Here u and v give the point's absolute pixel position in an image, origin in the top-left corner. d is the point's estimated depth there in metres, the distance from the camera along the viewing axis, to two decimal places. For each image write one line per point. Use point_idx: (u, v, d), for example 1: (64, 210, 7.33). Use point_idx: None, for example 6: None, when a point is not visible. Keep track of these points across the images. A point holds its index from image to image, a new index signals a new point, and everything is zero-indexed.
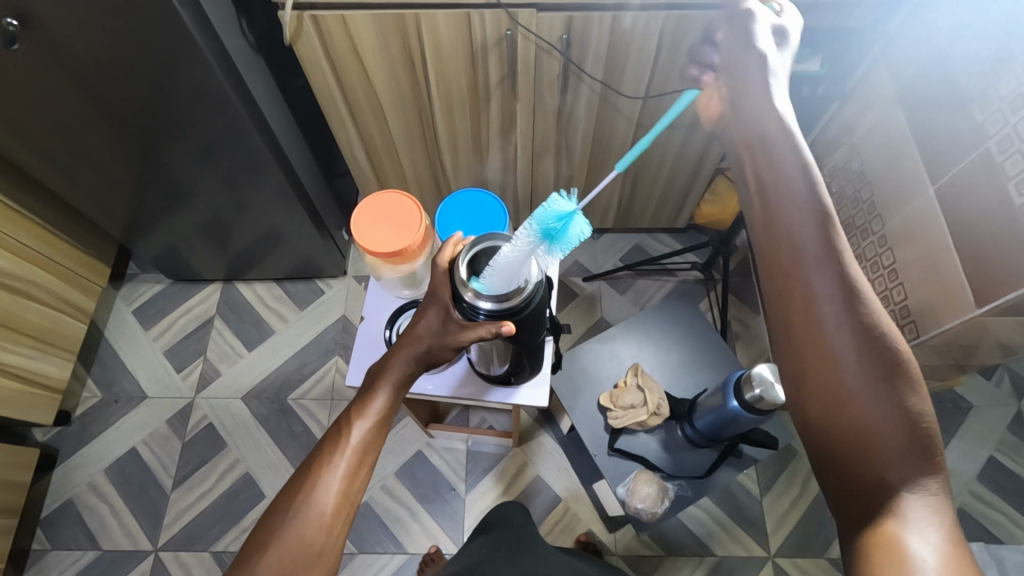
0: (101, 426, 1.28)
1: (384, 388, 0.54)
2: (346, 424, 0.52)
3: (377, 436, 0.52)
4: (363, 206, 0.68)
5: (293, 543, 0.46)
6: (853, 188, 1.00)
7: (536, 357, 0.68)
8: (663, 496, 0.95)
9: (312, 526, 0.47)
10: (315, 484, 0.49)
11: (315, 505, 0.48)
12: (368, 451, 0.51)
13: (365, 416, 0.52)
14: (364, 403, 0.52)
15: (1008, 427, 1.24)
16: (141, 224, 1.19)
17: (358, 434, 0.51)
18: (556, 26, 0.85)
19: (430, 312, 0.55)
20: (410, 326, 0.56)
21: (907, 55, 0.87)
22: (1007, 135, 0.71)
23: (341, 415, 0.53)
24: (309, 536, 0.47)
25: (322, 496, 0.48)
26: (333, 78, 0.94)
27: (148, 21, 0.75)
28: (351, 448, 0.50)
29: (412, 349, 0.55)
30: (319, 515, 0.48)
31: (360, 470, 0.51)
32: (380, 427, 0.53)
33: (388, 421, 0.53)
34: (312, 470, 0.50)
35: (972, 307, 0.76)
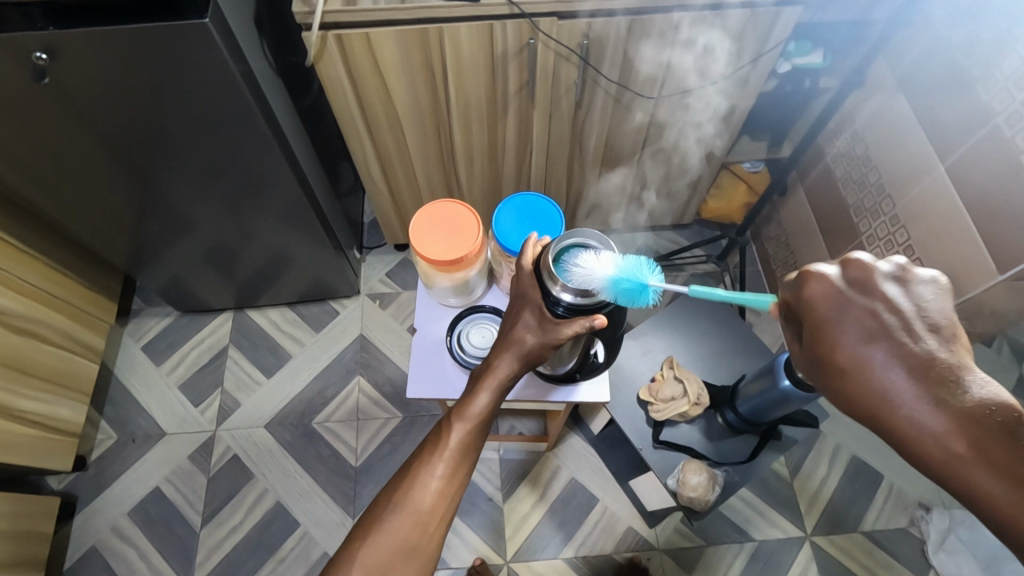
0: (119, 467, 1.24)
1: (483, 391, 0.56)
2: (446, 427, 0.54)
3: (474, 439, 0.54)
4: (419, 215, 0.69)
5: (390, 536, 0.50)
6: (859, 172, 1.05)
7: (609, 351, 0.68)
8: (714, 483, 0.92)
9: (409, 521, 0.50)
10: (415, 480, 0.52)
11: (414, 502, 0.51)
12: (467, 454, 0.54)
13: (466, 418, 0.54)
14: (465, 406, 0.55)
15: (1013, 390, 1.30)
16: (151, 254, 1.16)
17: (457, 436, 0.54)
18: (576, 33, 0.87)
19: (527, 313, 0.56)
20: (509, 329, 0.57)
21: (906, 43, 0.92)
22: (1015, 110, 0.75)
23: (442, 416, 0.55)
24: (405, 530, 0.50)
25: (421, 493, 0.51)
26: (354, 96, 0.95)
27: (179, 48, 0.75)
28: (450, 449, 0.53)
29: (513, 352, 0.56)
30: (417, 510, 0.51)
31: (458, 471, 0.53)
32: (479, 430, 0.55)
33: (487, 425, 0.56)
34: (412, 467, 0.53)
35: (993, 274, 0.80)
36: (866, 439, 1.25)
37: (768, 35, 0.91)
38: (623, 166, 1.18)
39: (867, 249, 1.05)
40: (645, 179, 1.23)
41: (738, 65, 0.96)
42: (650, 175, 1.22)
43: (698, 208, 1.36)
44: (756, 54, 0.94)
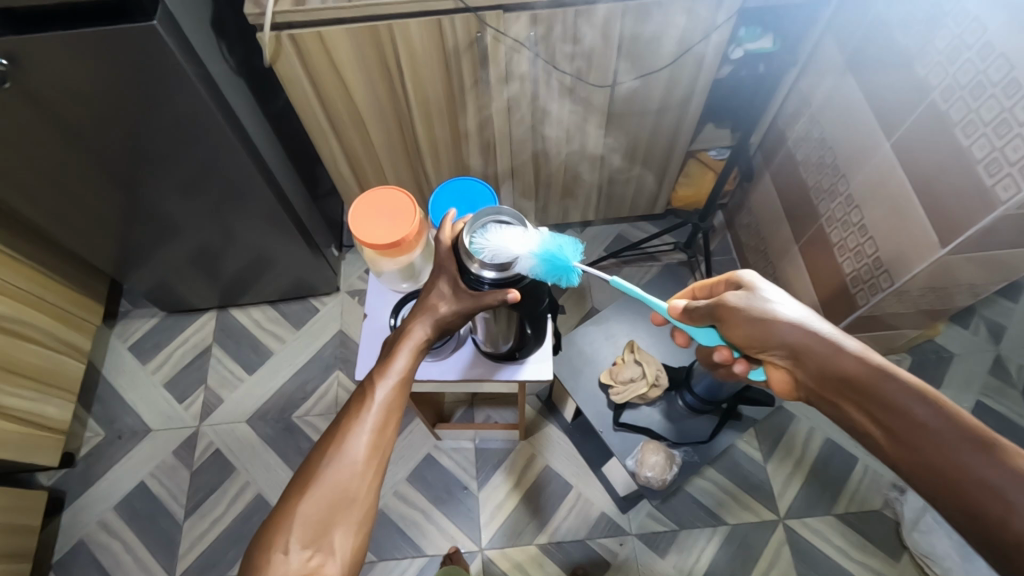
0: (106, 464, 1.28)
1: (404, 349, 0.58)
2: (370, 385, 0.56)
3: (400, 393, 0.56)
4: (358, 205, 0.71)
5: (327, 489, 0.51)
6: (817, 154, 1.06)
7: (542, 330, 0.72)
8: (672, 463, 0.95)
9: (345, 474, 0.51)
10: (346, 438, 0.53)
11: (347, 457, 0.52)
12: (395, 408, 0.56)
13: (388, 376, 0.57)
14: (385, 365, 0.57)
15: (990, 370, 1.30)
16: (130, 257, 1.20)
17: (383, 392, 0.56)
18: (523, 25, 0.90)
19: (442, 281, 0.59)
20: (425, 296, 0.60)
21: (852, 24, 0.93)
22: (948, 84, 0.76)
23: (365, 377, 0.57)
24: (343, 484, 0.51)
25: (353, 448, 0.53)
26: (314, 95, 0.98)
27: (133, 51, 0.78)
28: (377, 405, 0.55)
29: (427, 316, 0.59)
30: (351, 464, 0.52)
31: (387, 425, 0.55)
32: (403, 385, 0.57)
33: (409, 380, 0.58)
34: (341, 425, 0.54)
35: (937, 247, 0.81)
36: (840, 422, 1.26)
37: (714, 20, 0.93)
38: (587, 156, 1.20)
39: (828, 230, 1.06)
40: (611, 169, 1.25)
41: (688, 50, 0.97)
42: (616, 164, 1.24)
43: (668, 197, 1.38)
44: (705, 39, 0.96)
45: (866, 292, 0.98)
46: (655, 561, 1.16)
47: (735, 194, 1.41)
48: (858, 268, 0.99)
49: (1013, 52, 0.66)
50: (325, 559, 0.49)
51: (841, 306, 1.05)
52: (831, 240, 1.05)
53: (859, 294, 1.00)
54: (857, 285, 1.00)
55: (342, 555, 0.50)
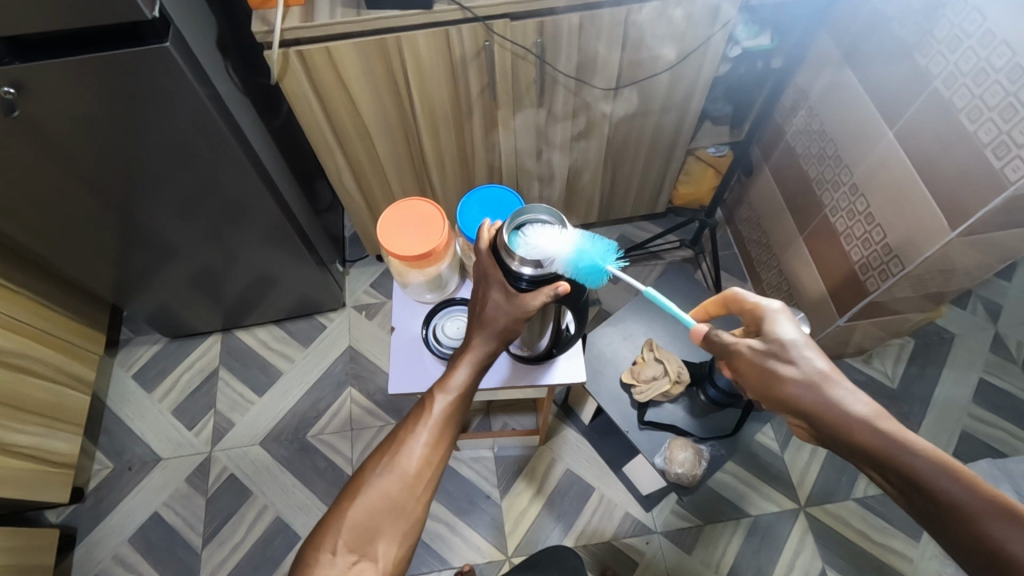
0: (117, 496, 1.25)
1: (466, 364, 0.59)
2: (430, 399, 0.57)
3: (458, 410, 0.57)
4: (385, 218, 0.71)
5: (377, 497, 0.52)
6: (817, 147, 1.09)
7: (579, 322, 0.72)
8: (700, 458, 0.97)
9: (396, 484, 0.52)
10: (401, 448, 0.54)
11: (401, 468, 0.53)
12: (450, 422, 0.56)
13: (447, 389, 0.57)
14: (447, 379, 0.58)
15: (991, 348, 1.33)
16: (135, 284, 1.18)
17: (440, 407, 0.56)
18: (529, 32, 0.90)
19: (493, 290, 0.59)
20: (482, 308, 0.60)
21: (847, 19, 0.96)
22: (950, 72, 0.78)
23: (426, 389, 0.58)
24: (392, 494, 0.52)
25: (406, 459, 0.53)
26: (321, 111, 0.98)
27: (144, 73, 0.77)
28: (434, 418, 0.56)
29: (489, 327, 0.59)
30: (402, 476, 0.53)
31: (441, 440, 0.55)
32: (461, 400, 0.58)
33: (468, 397, 0.58)
34: (398, 434, 0.55)
35: (947, 231, 0.83)
36: None
37: (714, 22, 0.94)
38: (590, 159, 1.21)
39: (833, 220, 1.08)
40: (614, 171, 1.26)
41: (690, 51, 0.99)
42: (619, 165, 1.25)
43: (669, 196, 1.40)
44: (706, 40, 0.97)
45: (877, 278, 1.00)
46: (682, 557, 1.16)
47: (734, 189, 1.43)
48: (867, 256, 1.01)
49: (1015, 38, 0.69)
50: (369, 565, 0.50)
51: (851, 293, 1.07)
52: (837, 230, 1.07)
53: (869, 280, 1.02)
54: (867, 272, 1.02)
55: (384, 563, 0.50)
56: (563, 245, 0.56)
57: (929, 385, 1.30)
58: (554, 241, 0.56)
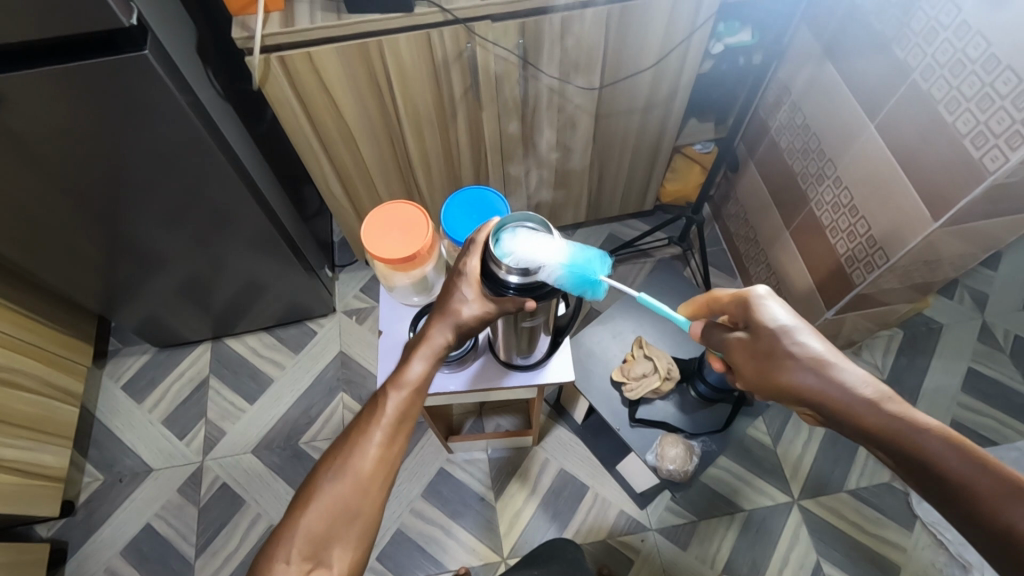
0: (108, 509, 1.23)
1: (420, 357, 0.58)
2: (383, 397, 0.56)
3: (412, 405, 0.57)
4: (369, 221, 0.71)
5: (330, 501, 0.51)
6: (801, 142, 1.09)
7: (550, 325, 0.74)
8: (691, 454, 0.97)
9: (349, 487, 0.52)
10: (354, 449, 0.54)
11: (353, 470, 0.52)
12: (404, 419, 0.56)
13: (401, 385, 0.57)
14: (402, 373, 0.57)
15: (978, 337, 1.34)
16: (122, 295, 1.17)
17: (394, 404, 0.56)
18: (511, 33, 0.90)
19: (466, 285, 0.59)
20: (447, 299, 0.60)
21: (826, 15, 0.97)
22: (928, 65, 0.79)
23: (379, 386, 0.57)
24: (345, 497, 0.52)
25: (360, 461, 0.53)
26: (304, 116, 0.97)
27: (123, 82, 0.76)
28: (387, 417, 0.55)
29: (449, 319, 0.59)
30: (356, 478, 0.52)
31: (395, 439, 0.55)
32: (415, 396, 0.57)
33: (424, 389, 0.58)
34: (352, 436, 0.55)
35: (930, 222, 0.84)
36: None
37: (695, 18, 0.95)
38: (577, 158, 1.21)
39: (818, 214, 1.09)
40: (601, 170, 1.26)
41: (672, 49, 0.99)
42: (606, 164, 1.25)
43: (657, 194, 1.40)
44: (687, 37, 0.98)
45: (862, 270, 1.00)
46: (678, 554, 1.16)
47: (721, 186, 1.44)
48: (852, 249, 1.01)
49: (990, 29, 0.69)
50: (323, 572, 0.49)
51: (838, 286, 1.08)
52: (822, 224, 1.08)
53: (855, 272, 1.02)
54: (852, 265, 1.02)
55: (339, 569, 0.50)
56: (556, 252, 0.56)
57: (919, 375, 1.31)
58: (545, 246, 0.56)
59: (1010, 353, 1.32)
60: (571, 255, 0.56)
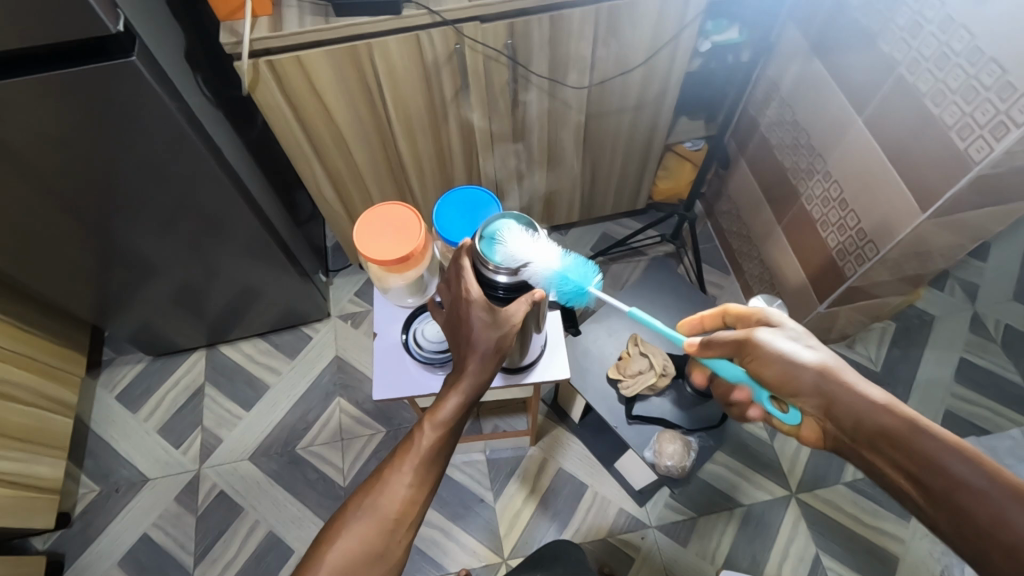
0: (105, 519, 1.23)
1: (457, 397, 0.56)
2: (416, 435, 0.55)
3: (444, 446, 0.55)
4: (363, 222, 0.71)
5: (355, 542, 0.51)
6: (790, 137, 1.10)
7: (538, 323, 0.73)
8: (688, 450, 0.98)
9: (374, 530, 0.52)
10: (383, 490, 0.53)
11: (382, 510, 0.52)
12: (434, 461, 0.55)
13: (435, 425, 0.55)
14: (437, 411, 0.56)
15: (970, 328, 1.35)
16: (115, 304, 1.16)
17: (424, 446, 0.55)
18: (500, 34, 0.91)
19: (477, 308, 0.57)
20: (476, 326, 0.57)
21: (812, 11, 0.98)
22: (913, 58, 0.79)
23: (415, 421, 0.56)
24: (371, 537, 0.52)
25: (387, 504, 0.53)
26: (295, 121, 0.97)
27: (112, 89, 0.76)
28: (417, 457, 0.55)
29: (478, 351, 0.57)
30: (382, 522, 0.52)
31: (425, 483, 0.54)
32: (448, 436, 0.56)
33: (456, 428, 0.56)
34: (384, 474, 0.54)
35: (919, 213, 0.85)
36: None
37: (683, 16, 0.95)
38: (569, 158, 1.22)
39: (809, 209, 1.09)
40: (593, 169, 1.27)
41: (661, 46, 1.00)
42: (597, 163, 1.25)
43: (649, 192, 1.41)
44: (676, 35, 0.98)
45: (854, 263, 1.01)
46: (678, 550, 1.16)
47: (713, 183, 1.45)
48: (843, 242, 1.02)
49: (973, 21, 0.70)
50: None
51: (830, 280, 1.08)
52: (813, 218, 1.09)
53: (847, 266, 1.03)
54: (844, 258, 1.03)
55: None
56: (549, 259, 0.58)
57: (913, 367, 1.32)
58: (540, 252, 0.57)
59: (1001, 343, 1.34)
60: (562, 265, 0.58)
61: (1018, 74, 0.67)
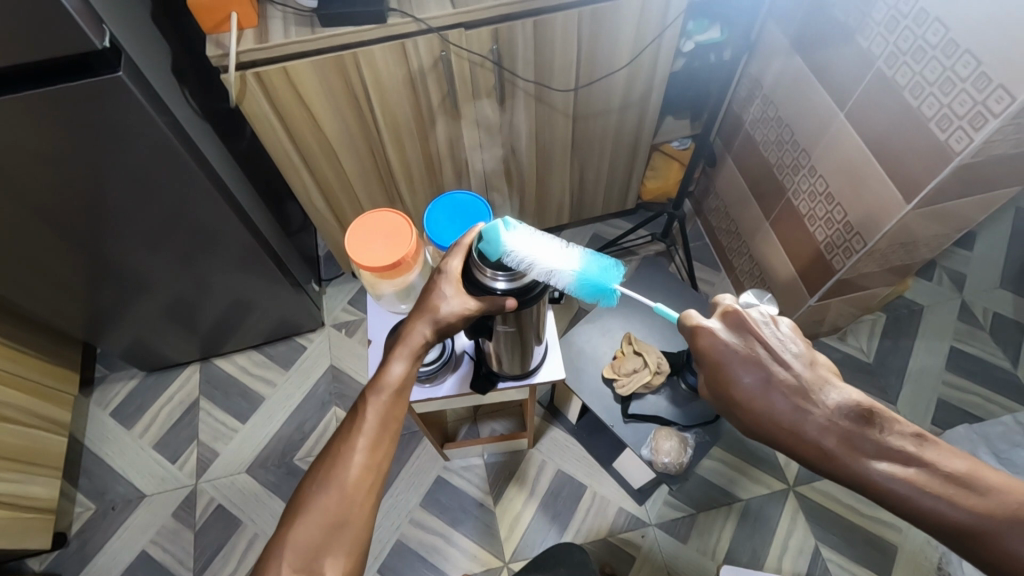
0: (102, 538, 1.22)
1: (402, 361, 0.59)
2: (364, 401, 0.57)
3: (395, 406, 0.57)
4: (354, 228, 0.71)
5: (318, 513, 0.51)
6: (775, 133, 1.12)
7: (541, 332, 0.75)
8: (686, 446, 0.98)
9: (335, 497, 0.52)
10: (339, 459, 0.54)
11: (339, 479, 0.53)
12: (388, 423, 0.57)
13: (383, 389, 0.57)
14: (383, 376, 0.58)
15: (958, 317, 1.37)
16: (106, 320, 1.16)
17: (374, 408, 0.57)
18: (485, 39, 0.92)
19: (444, 282, 0.60)
20: (425, 298, 0.60)
21: (792, 8, 0.99)
22: (892, 52, 0.81)
23: (360, 394, 0.58)
24: (333, 506, 0.52)
25: (344, 470, 0.53)
26: (284, 132, 0.97)
27: (99, 104, 0.76)
28: (370, 423, 0.56)
29: (427, 317, 0.60)
30: (342, 490, 0.52)
31: (380, 445, 0.55)
32: (397, 397, 0.58)
33: (405, 391, 0.58)
34: (336, 447, 0.55)
35: (903, 204, 0.86)
36: None
37: (665, 17, 0.96)
38: (557, 160, 1.22)
39: (796, 203, 1.11)
40: (582, 171, 1.28)
41: (645, 47, 1.01)
42: (586, 164, 1.26)
43: (638, 192, 1.42)
44: (658, 35, 0.99)
45: (841, 257, 1.02)
46: (679, 548, 1.17)
47: (701, 181, 1.46)
48: (830, 235, 1.03)
49: (948, 15, 0.72)
50: None
51: (819, 273, 1.09)
52: (801, 212, 1.10)
53: (835, 259, 1.04)
54: (832, 251, 1.04)
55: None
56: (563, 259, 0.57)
57: (904, 357, 1.34)
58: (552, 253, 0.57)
59: (990, 330, 1.35)
60: (579, 265, 0.57)
61: (993, 65, 0.68)
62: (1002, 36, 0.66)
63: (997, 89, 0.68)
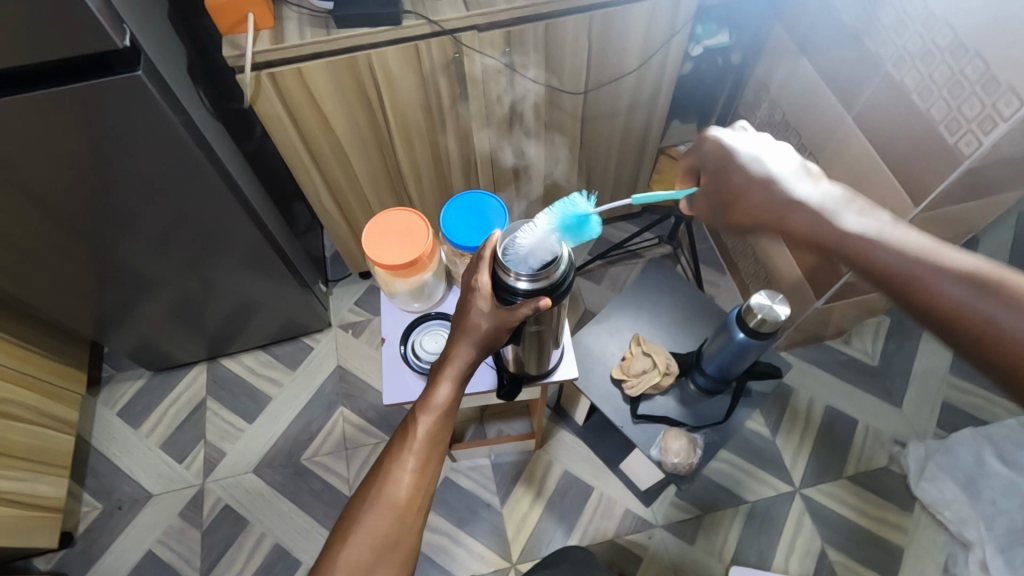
0: (109, 538, 1.21)
1: (447, 382, 0.62)
2: (413, 421, 0.61)
3: (442, 427, 0.61)
4: (370, 227, 0.72)
5: (369, 532, 0.56)
6: (782, 135, 1.13)
7: (557, 335, 0.76)
8: (695, 446, 0.97)
9: (386, 516, 0.56)
10: (389, 478, 0.58)
11: (389, 497, 0.57)
12: (434, 444, 0.61)
13: (432, 409, 0.61)
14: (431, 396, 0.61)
15: None
16: (115, 319, 1.16)
17: (423, 428, 0.60)
18: (497, 42, 0.92)
19: (479, 299, 0.60)
20: (466, 316, 0.62)
21: (800, 13, 1.00)
22: (900, 56, 0.82)
23: (410, 411, 0.62)
24: (383, 524, 0.56)
25: (394, 489, 0.58)
26: (296, 132, 0.98)
27: (117, 103, 0.77)
28: (418, 442, 0.60)
29: (470, 336, 0.62)
30: (392, 509, 0.57)
31: (426, 466, 0.59)
32: (443, 418, 0.62)
33: (450, 412, 0.62)
34: (385, 466, 0.59)
35: (911, 206, 0.87)
36: (836, 387, 1.32)
37: (675, 21, 0.98)
38: (565, 162, 1.23)
39: None
40: (589, 172, 1.29)
41: (653, 52, 1.02)
42: (593, 166, 1.27)
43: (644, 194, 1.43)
44: (667, 39, 1.00)
45: None
46: (685, 549, 1.17)
47: None
48: None
49: (957, 19, 0.72)
50: None
51: (826, 275, 1.10)
52: None
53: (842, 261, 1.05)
54: None
55: None
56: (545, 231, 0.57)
57: (909, 359, 1.34)
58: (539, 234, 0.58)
59: None
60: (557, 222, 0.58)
61: (1001, 69, 0.69)
62: (1012, 40, 0.66)
63: (1007, 92, 0.69)
